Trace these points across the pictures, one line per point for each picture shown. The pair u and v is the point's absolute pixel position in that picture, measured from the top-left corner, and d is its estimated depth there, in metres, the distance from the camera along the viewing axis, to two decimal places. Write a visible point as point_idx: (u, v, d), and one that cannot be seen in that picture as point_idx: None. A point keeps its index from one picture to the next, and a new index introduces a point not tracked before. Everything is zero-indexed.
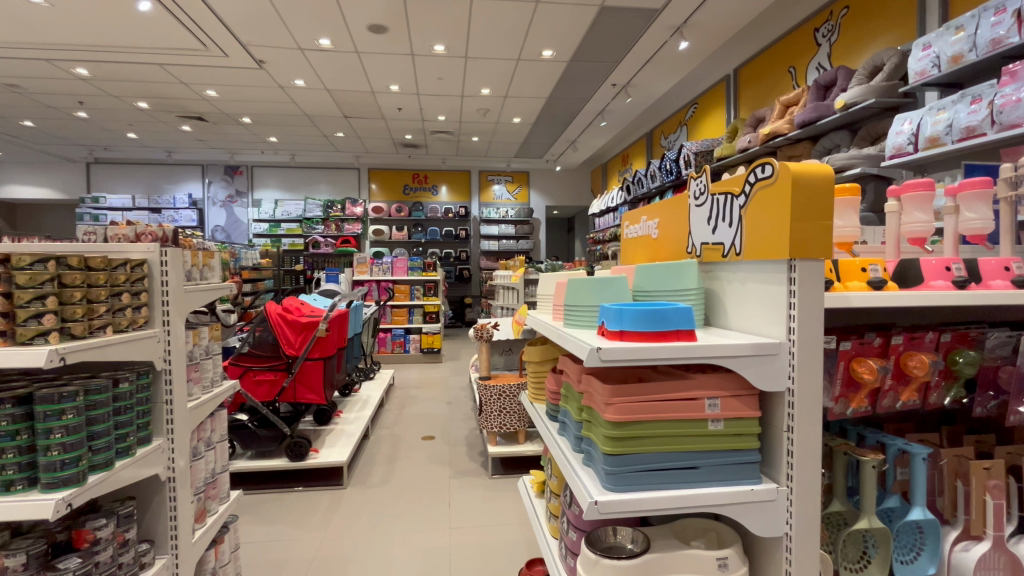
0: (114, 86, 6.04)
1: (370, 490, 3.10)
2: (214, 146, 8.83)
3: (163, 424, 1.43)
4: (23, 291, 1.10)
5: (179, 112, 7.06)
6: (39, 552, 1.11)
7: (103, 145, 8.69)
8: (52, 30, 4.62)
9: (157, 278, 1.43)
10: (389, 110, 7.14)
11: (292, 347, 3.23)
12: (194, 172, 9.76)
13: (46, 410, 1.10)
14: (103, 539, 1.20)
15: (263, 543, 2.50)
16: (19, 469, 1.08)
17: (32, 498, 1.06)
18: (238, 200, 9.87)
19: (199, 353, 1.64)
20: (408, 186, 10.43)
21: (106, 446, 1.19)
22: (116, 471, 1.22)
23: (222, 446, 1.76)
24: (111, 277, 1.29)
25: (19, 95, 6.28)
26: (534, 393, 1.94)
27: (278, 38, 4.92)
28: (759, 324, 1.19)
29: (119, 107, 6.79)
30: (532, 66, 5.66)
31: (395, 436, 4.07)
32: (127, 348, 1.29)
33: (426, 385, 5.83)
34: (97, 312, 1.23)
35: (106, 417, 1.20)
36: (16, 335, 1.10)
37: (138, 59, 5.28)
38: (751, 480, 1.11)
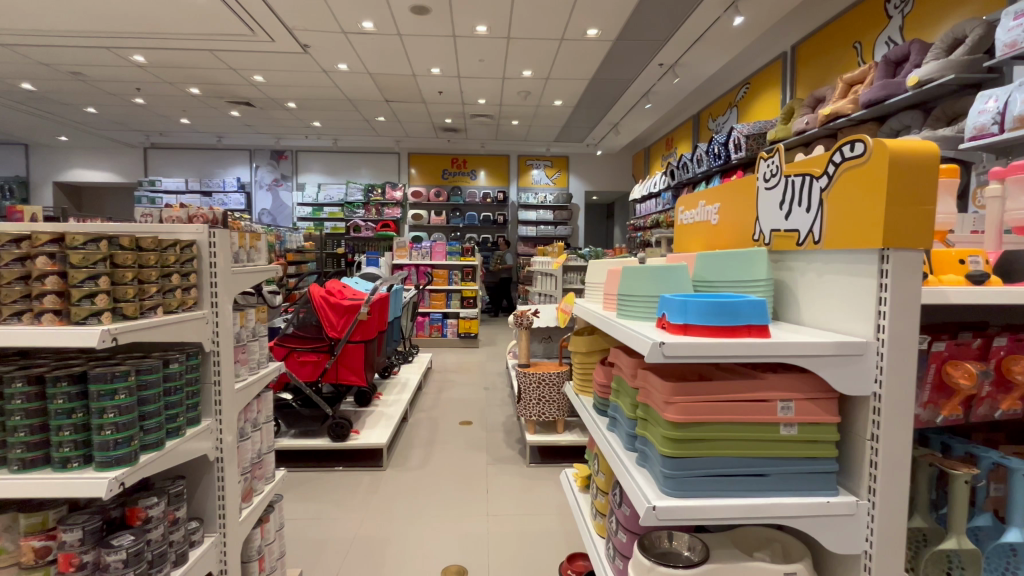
0: (168, 73, 6.23)
1: (408, 472, 3.13)
2: (261, 130, 9.03)
3: (211, 405, 1.43)
4: (76, 270, 1.09)
5: (228, 98, 7.22)
6: (94, 528, 1.12)
7: (158, 131, 9.03)
8: (111, 18, 4.77)
9: (206, 259, 1.42)
10: (430, 93, 7.10)
11: (335, 329, 3.25)
12: (242, 156, 10.06)
13: (100, 389, 1.10)
14: (154, 518, 1.21)
15: (306, 520, 2.55)
16: (75, 447, 1.09)
17: (86, 476, 1.07)
18: (283, 183, 10.12)
19: (246, 335, 1.64)
20: (447, 170, 10.43)
21: (157, 427, 1.20)
22: (167, 451, 1.23)
23: (269, 427, 1.78)
24: (161, 258, 1.28)
25: (82, 82, 6.55)
26: (580, 384, 1.86)
27: (322, 23, 4.94)
28: (841, 320, 1.07)
29: (173, 94, 7.03)
30: (576, 47, 5.49)
31: (433, 419, 4.10)
32: (177, 329, 1.28)
33: (463, 369, 5.86)
34: (147, 292, 1.22)
35: (157, 397, 1.20)
36: (71, 315, 1.10)
37: (190, 45, 5.41)
38: (827, 492, 1.01)
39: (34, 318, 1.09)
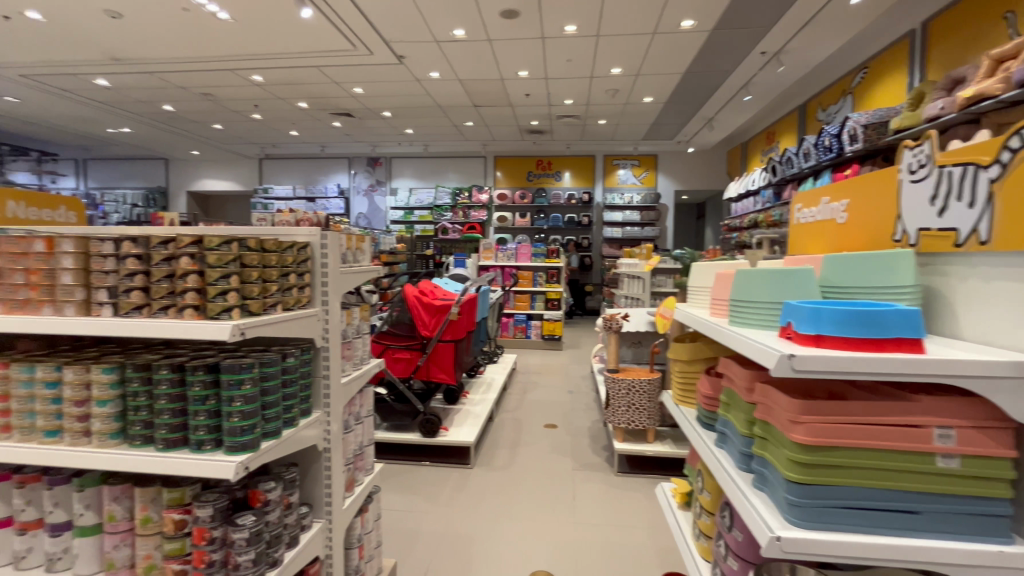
0: (281, 90, 6.82)
1: (495, 472, 3.15)
2: (359, 139, 9.63)
3: (321, 397, 1.51)
4: (212, 269, 1.18)
5: (331, 109, 7.77)
6: (222, 506, 1.22)
7: (272, 143, 9.92)
8: (236, 43, 5.30)
9: (318, 259, 1.50)
10: (518, 96, 7.16)
11: (427, 328, 3.35)
12: (343, 164, 10.78)
13: (230, 379, 1.19)
14: (272, 501, 1.29)
15: (399, 512, 2.65)
16: (208, 431, 1.19)
17: (218, 458, 1.16)
18: (378, 189, 10.71)
19: (351, 332, 1.72)
20: (533, 172, 10.47)
21: (276, 416, 1.28)
22: (284, 438, 1.31)
23: (369, 420, 1.86)
24: (281, 258, 1.37)
25: (211, 102, 7.35)
26: (681, 394, 1.75)
27: (416, 33, 5.15)
28: (1016, 335, 0.90)
29: (285, 108, 7.69)
30: (668, 40, 5.27)
31: (519, 421, 4.11)
32: (293, 325, 1.37)
33: (547, 371, 5.84)
34: (269, 291, 1.31)
35: (276, 389, 1.28)
36: (207, 310, 1.19)
37: (301, 62, 5.87)
38: (999, 539, 0.85)
39: (177, 313, 1.19)
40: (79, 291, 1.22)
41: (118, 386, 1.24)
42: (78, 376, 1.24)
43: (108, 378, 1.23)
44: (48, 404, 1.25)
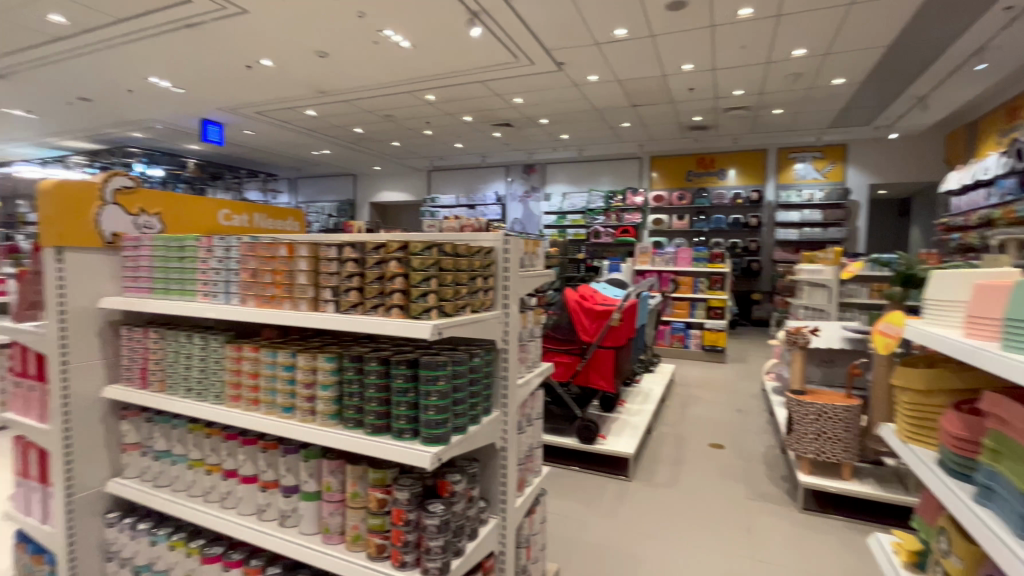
0: (450, 106, 7.39)
1: (656, 489, 2.99)
2: (517, 147, 10.02)
3: (500, 397, 1.56)
4: (416, 272, 1.28)
5: (493, 121, 8.20)
6: (417, 492, 1.32)
7: (439, 156, 10.83)
8: (415, 66, 5.87)
9: (501, 264, 1.55)
10: (680, 91, 6.78)
11: (587, 333, 3.31)
12: (501, 172, 11.34)
13: (427, 374, 1.28)
14: (458, 493, 1.36)
15: (558, 517, 2.65)
16: (408, 421, 1.30)
17: (416, 448, 1.26)
18: (533, 195, 11.04)
19: (526, 334, 1.76)
20: (693, 171, 9.82)
21: (464, 413, 1.35)
22: (469, 435, 1.38)
23: (539, 423, 1.88)
24: (470, 263, 1.44)
25: (393, 123, 8.27)
26: (911, 432, 1.44)
27: (577, 38, 5.16)
28: None
29: (453, 123, 8.33)
30: (871, 7, 4.49)
31: (680, 436, 3.85)
32: (480, 326, 1.43)
33: (708, 385, 5.41)
34: (460, 293, 1.38)
35: (464, 386, 1.35)
36: (410, 310, 1.29)
37: (469, 78, 6.29)
38: None
39: (386, 311, 1.32)
40: (311, 290, 1.43)
41: (336, 373, 1.42)
42: (308, 362, 1.45)
43: (329, 366, 1.42)
44: (285, 384, 1.49)
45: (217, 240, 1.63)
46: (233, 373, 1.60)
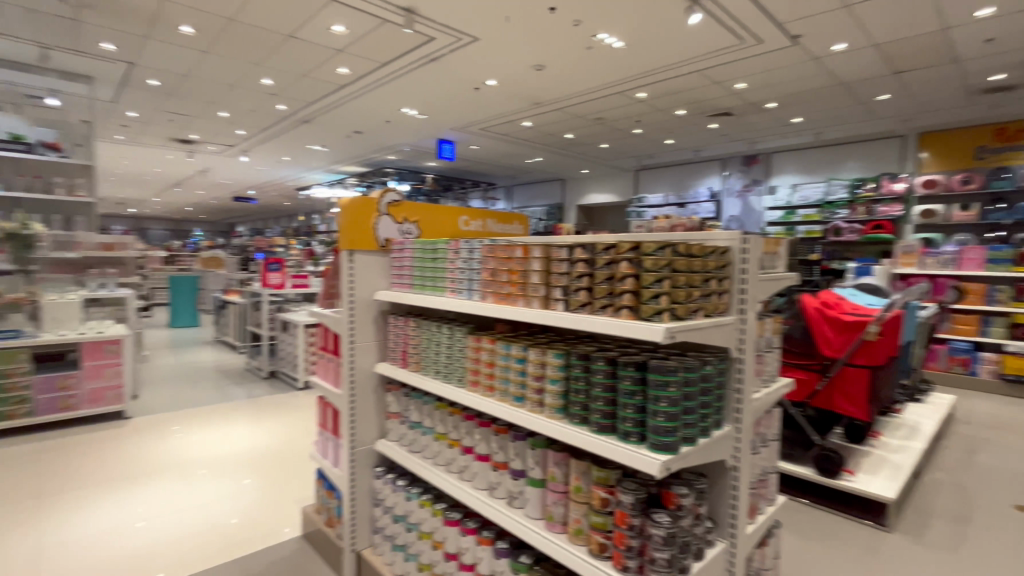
0: (663, 101, 7.11)
1: (928, 549, 2.39)
2: (736, 138, 9.13)
3: (732, 411, 1.43)
4: (648, 274, 1.25)
5: (710, 111, 7.62)
6: (641, 498, 1.29)
7: (648, 154, 10.52)
8: (628, 65, 5.81)
9: (738, 266, 1.42)
10: (969, 45, 5.29)
11: (830, 347, 2.83)
12: (716, 166, 10.48)
13: (656, 379, 1.25)
14: (685, 508, 1.28)
15: (790, 555, 2.33)
16: (635, 424, 1.28)
17: (643, 453, 1.23)
18: (754, 188, 9.91)
19: (763, 344, 1.58)
20: (985, 147, 7.32)
21: (694, 423, 1.27)
22: (699, 448, 1.29)
23: (775, 447, 1.67)
24: (704, 264, 1.35)
25: (602, 125, 8.34)
26: None
27: (820, 3, 4.44)
28: None
29: (665, 119, 8.01)
30: None
31: (964, 488, 3.01)
32: (714, 332, 1.33)
33: (1011, 427, 4.10)
34: (693, 296, 1.30)
35: (695, 395, 1.27)
36: (641, 311, 1.27)
37: (685, 70, 5.96)
38: None
39: (615, 312, 1.33)
40: (542, 289, 1.53)
41: (564, 369, 1.49)
42: (538, 357, 1.55)
43: (558, 362, 1.50)
44: (517, 375, 1.62)
45: (463, 243, 1.86)
46: (473, 361, 1.80)
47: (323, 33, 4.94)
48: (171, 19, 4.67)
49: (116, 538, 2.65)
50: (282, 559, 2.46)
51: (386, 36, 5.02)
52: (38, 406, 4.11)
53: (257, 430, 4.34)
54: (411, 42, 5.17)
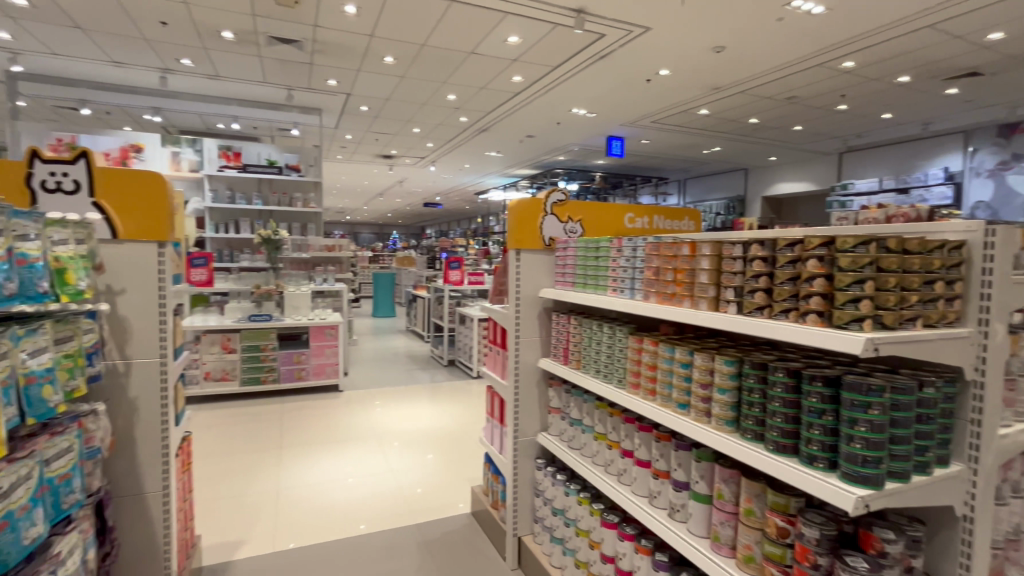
0: (877, 69, 5.93)
1: None
2: (989, 104, 7.16)
3: (965, 447, 1.13)
4: (844, 274, 1.06)
5: (947, 74, 6.13)
6: (830, 535, 1.11)
7: (857, 134, 8.86)
8: (829, 33, 4.98)
9: (978, 265, 1.12)
10: None
11: None
12: (957, 140, 8.23)
13: (853, 399, 1.06)
14: (891, 556, 1.06)
15: None
16: (823, 449, 1.10)
17: (833, 483, 1.05)
18: (1014, 166, 7.53)
19: (1019, 367, 1.22)
20: None
21: (906, 456, 1.04)
22: (913, 487, 1.06)
23: None
24: (925, 262, 1.10)
25: (795, 105, 7.30)
26: None
27: None
28: None
29: (880, 90, 6.67)
30: None
31: None
32: (937, 346, 1.07)
33: None
34: (908, 301, 1.07)
35: (908, 422, 1.05)
36: (833, 317, 1.08)
37: (910, 27, 4.87)
38: None
39: (800, 317, 1.16)
40: (711, 289, 1.41)
41: (736, 378, 1.36)
42: (705, 363, 1.44)
43: (728, 369, 1.37)
44: (681, 381, 1.52)
45: (626, 241, 1.81)
46: (634, 362, 1.75)
47: (500, 45, 5.26)
48: (377, 52, 5.44)
49: (331, 489, 3.21)
50: (454, 531, 2.71)
51: (557, 40, 5.14)
52: (282, 374, 5.19)
53: (438, 412, 4.84)
54: (581, 42, 5.20)
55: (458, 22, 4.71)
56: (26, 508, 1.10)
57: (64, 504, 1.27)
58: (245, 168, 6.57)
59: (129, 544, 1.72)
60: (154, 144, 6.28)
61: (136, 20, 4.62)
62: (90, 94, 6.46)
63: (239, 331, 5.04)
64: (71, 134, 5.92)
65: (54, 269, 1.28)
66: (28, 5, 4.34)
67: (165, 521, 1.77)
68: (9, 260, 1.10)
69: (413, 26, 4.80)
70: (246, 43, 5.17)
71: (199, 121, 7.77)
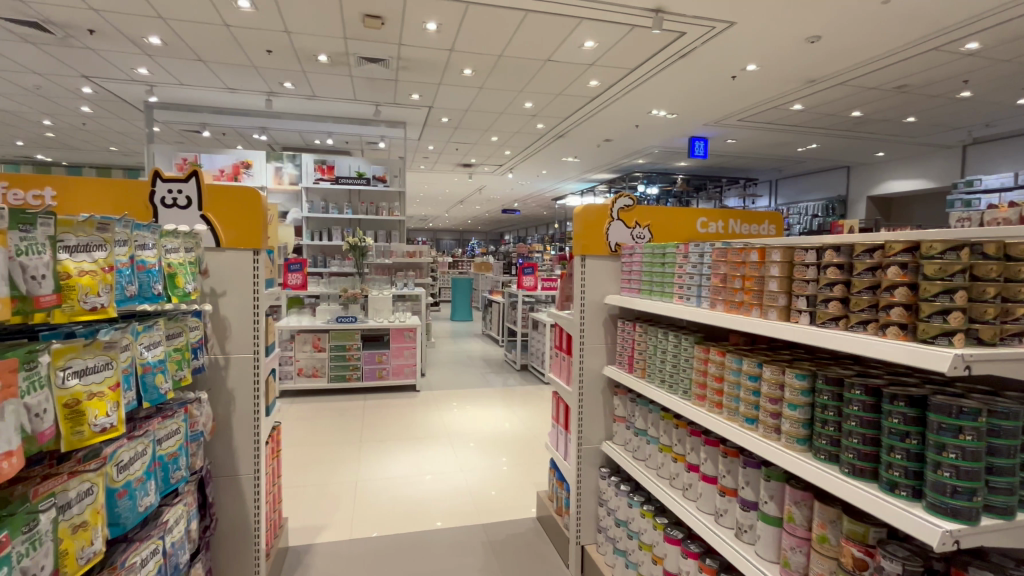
0: (1008, 49, 5.19)
1: None
2: None
3: None
4: (930, 282, 0.96)
5: None
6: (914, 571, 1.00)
7: (985, 124, 7.78)
8: (946, 13, 4.44)
9: None
10: None
11: None
12: None
13: (941, 422, 0.95)
14: None
15: None
16: (905, 475, 1.00)
17: (915, 514, 0.95)
18: None
19: None
20: None
21: (1007, 489, 0.92)
22: (1018, 526, 0.92)
23: None
24: None
25: (906, 94, 6.58)
26: None
27: None
28: None
29: (1013, 73, 5.82)
30: None
31: None
32: None
33: None
34: (1012, 314, 0.94)
35: (1011, 451, 0.92)
36: (917, 331, 0.98)
37: None
38: None
39: (879, 329, 1.06)
40: (781, 298, 1.33)
41: (808, 394, 1.27)
42: (775, 376, 1.36)
43: (800, 384, 1.28)
44: (749, 394, 1.44)
45: (693, 246, 1.75)
46: (701, 373, 1.68)
47: (576, 51, 5.26)
48: (457, 65, 5.65)
49: (406, 483, 3.37)
50: (518, 534, 2.74)
51: (635, 41, 5.04)
52: (365, 373, 5.52)
53: (511, 416, 4.90)
54: (660, 42, 5.07)
55: (534, 30, 4.77)
56: (140, 479, 1.28)
57: (172, 479, 1.45)
58: (337, 180, 7.08)
59: (225, 520, 1.93)
60: (260, 160, 6.97)
61: (247, 49, 5.16)
62: (210, 118, 7.30)
63: (328, 331, 5.44)
64: (193, 154, 6.72)
65: (167, 273, 1.48)
66: (162, 43, 5.00)
67: (255, 501, 1.96)
68: (131, 266, 1.29)
69: (491, 37, 4.93)
70: (339, 64, 5.59)
71: (299, 138, 8.49)
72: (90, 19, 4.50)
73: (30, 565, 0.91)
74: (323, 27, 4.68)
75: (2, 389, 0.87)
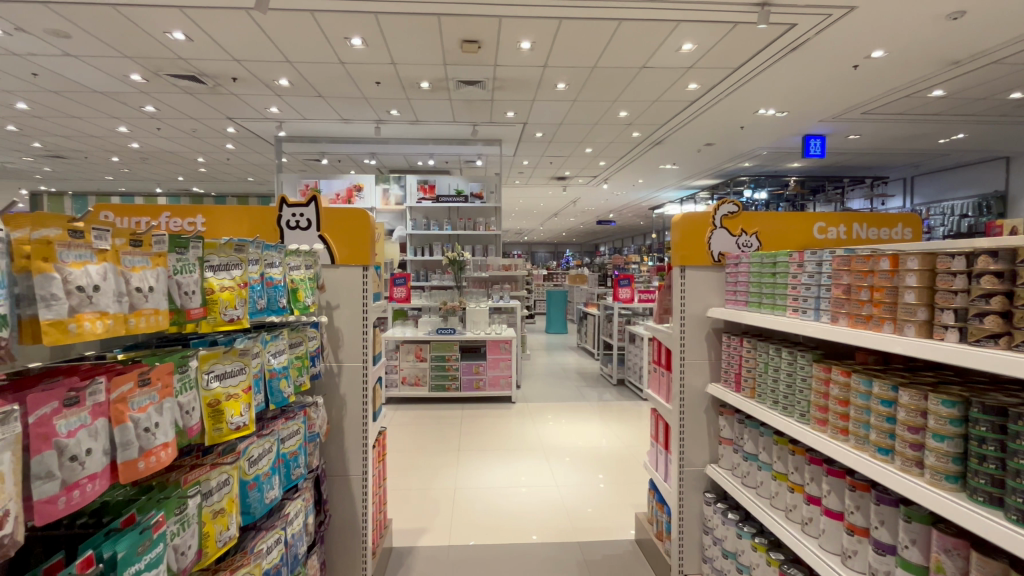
0: None
1: None
2: None
3: None
4: None
5: None
6: None
7: None
8: None
9: None
10: None
11: None
12: None
13: None
14: None
15: None
16: None
17: None
18: None
19: None
20: None
21: None
22: None
23: None
24: None
25: None
26: None
27: None
28: None
29: None
30: None
31: None
32: None
33: None
34: None
35: None
36: None
37: None
38: None
39: None
40: (920, 311, 1.17)
41: (960, 424, 1.09)
42: (915, 400, 1.18)
43: (948, 412, 1.10)
44: (882, 421, 1.27)
45: (809, 254, 1.61)
46: (822, 396, 1.52)
47: (673, 55, 5.09)
48: (550, 80, 5.73)
49: (502, 493, 3.42)
50: (616, 555, 2.65)
51: (739, 39, 4.78)
52: (463, 383, 5.70)
53: (606, 431, 4.80)
54: (769, 36, 4.74)
55: (630, 38, 4.69)
56: (268, 474, 1.42)
57: (294, 475, 1.60)
58: (438, 199, 7.45)
59: (338, 517, 2.08)
60: (370, 183, 7.57)
61: (359, 83, 5.64)
62: (328, 147, 8.07)
63: (429, 342, 5.70)
64: (314, 180, 7.46)
65: (291, 288, 1.65)
66: (289, 84, 5.64)
67: (363, 501, 2.09)
68: (261, 282, 1.45)
69: (585, 50, 4.94)
70: (439, 89, 5.92)
71: (403, 160, 9.10)
72: (233, 68, 5.19)
73: (180, 544, 1.05)
74: (425, 55, 4.98)
75: (161, 389, 1.02)
